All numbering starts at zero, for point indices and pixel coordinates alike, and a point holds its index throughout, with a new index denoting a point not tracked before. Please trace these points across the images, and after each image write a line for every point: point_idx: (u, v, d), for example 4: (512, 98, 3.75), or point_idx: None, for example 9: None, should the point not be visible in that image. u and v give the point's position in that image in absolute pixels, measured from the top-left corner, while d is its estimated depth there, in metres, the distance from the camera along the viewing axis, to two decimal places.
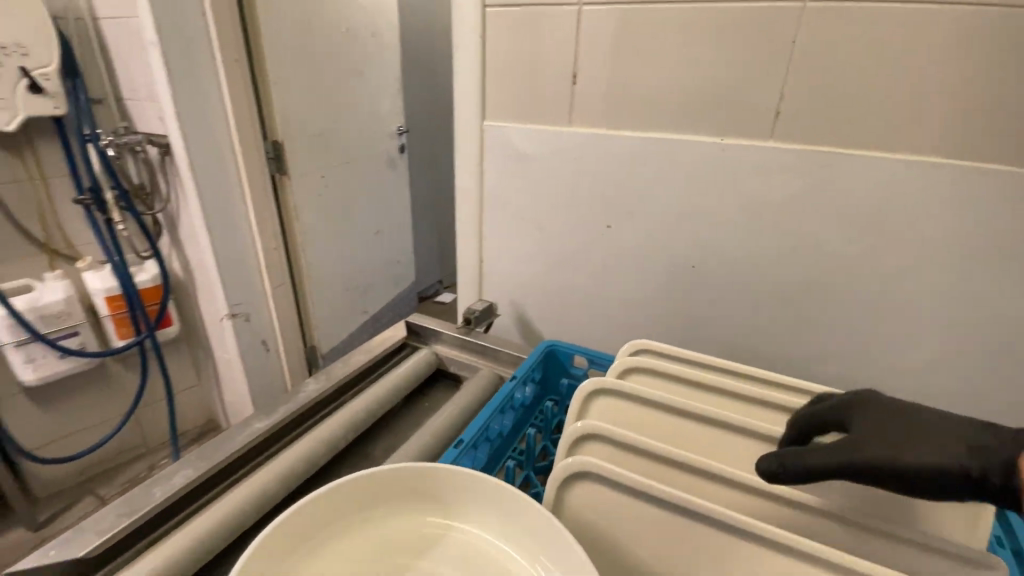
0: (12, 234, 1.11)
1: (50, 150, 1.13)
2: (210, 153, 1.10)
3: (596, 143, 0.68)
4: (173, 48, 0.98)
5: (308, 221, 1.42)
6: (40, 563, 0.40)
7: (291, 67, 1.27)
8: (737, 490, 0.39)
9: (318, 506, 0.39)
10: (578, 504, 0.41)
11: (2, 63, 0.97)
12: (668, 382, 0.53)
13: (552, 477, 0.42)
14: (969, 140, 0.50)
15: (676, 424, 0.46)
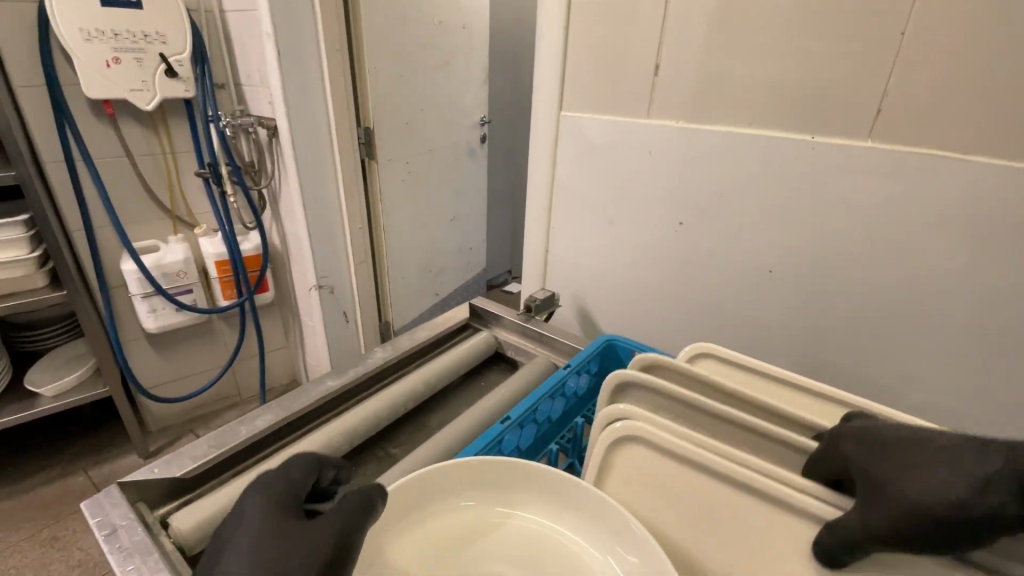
0: (145, 200, 1.28)
1: (180, 128, 1.29)
2: (309, 136, 1.20)
3: (675, 138, 0.66)
4: (284, 37, 1.08)
5: (390, 204, 1.50)
6: (148, 477, 0.47)
7: (386, 57, 1.35)
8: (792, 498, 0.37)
9: (399, 492, 0.40)
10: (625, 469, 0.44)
11: (146, 50, 1.13)
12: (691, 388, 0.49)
13: (597, 444, 0.44)
14: None
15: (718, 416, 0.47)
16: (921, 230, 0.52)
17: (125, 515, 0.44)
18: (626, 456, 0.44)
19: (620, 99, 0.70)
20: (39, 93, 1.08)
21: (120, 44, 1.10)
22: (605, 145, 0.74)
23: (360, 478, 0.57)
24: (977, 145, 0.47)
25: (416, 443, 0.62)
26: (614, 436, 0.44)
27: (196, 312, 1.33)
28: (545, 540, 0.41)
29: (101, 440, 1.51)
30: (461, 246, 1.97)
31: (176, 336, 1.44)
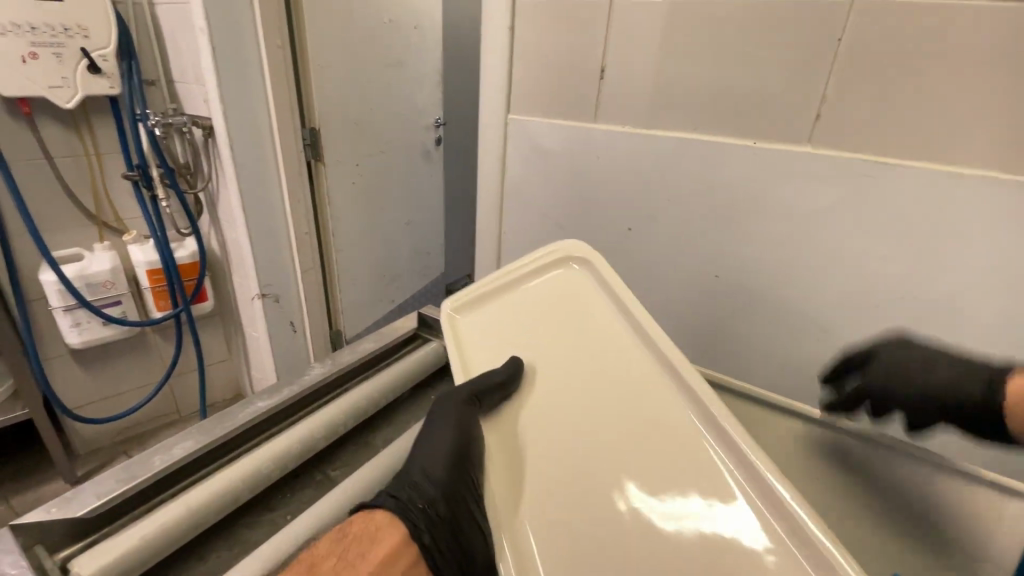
0: (67, 205, 1.18)
1: (106, 127, 1.19)
2: (251, 134, 1.14)
3: (621, 143, 0.66)
4: (221, 32, 1.02)
5: (340, 207, 1.44)
6: (43, 519, 0.42)
7: (332, 55, 1.29)
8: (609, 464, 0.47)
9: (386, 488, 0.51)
10: (486, 327, 0.61)
11: (65, 44, 1.04)
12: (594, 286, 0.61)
13: (478, 299, 0.63)
14: (1009, 150, 0.44)
15: (590, 317, 0.59)
16: (857, 233, 0.53)
17: (16, 563, 0.39)
18: (480, 322, 0.61)
19: (569, 101, 0.69)
20: None
21: (37, 38, 1.01)
22: (552, 149, 0.73)
23: (297, 505, 0.53)
24: (910, 149, 0.48)
25: (358, 462, 0.59)
26: (497, 301, 0.63)
27: (126, 325, 1.23)
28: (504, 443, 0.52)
29: (19, 468, 1.38)
30: (416, 250, 1.92)
31: (107, 351, 1.33)
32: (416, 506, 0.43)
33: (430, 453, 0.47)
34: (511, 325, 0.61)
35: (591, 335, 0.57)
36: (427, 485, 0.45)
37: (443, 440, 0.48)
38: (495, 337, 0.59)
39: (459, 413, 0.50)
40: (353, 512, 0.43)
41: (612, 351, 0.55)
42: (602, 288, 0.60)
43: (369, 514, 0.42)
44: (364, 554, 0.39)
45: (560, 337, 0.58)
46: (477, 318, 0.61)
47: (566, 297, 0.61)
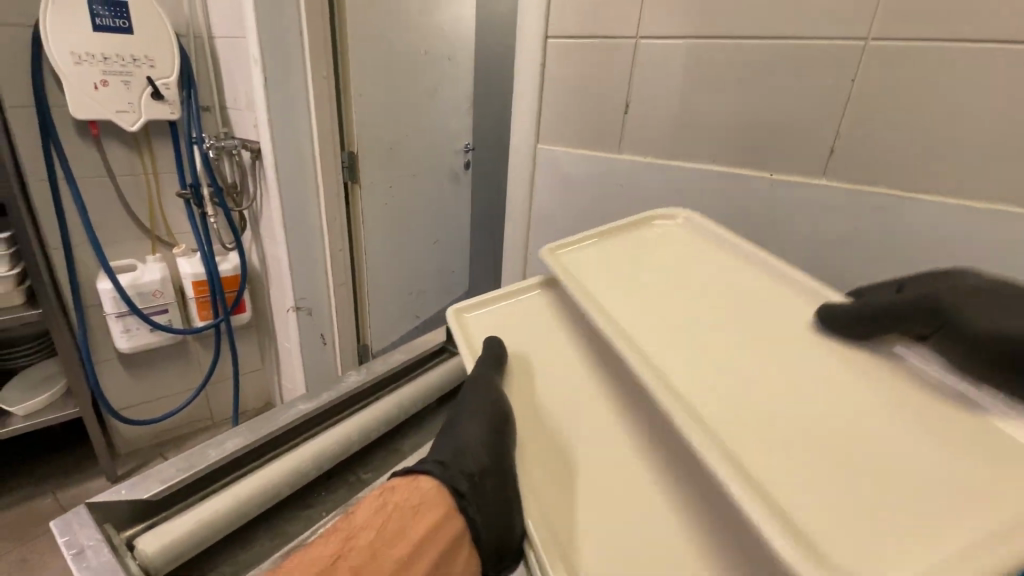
0: (126, 220, 1.28)
1: (163, 149, 1.29)
2: (296, 156, 1.24)
3: (644, 173, 0.70)
4: (273, 60, 1.13)
5: (372, 226, 1.51)
6: (113, 499, 0.47)
7: (371, 83, 1.38)
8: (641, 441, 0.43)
9: None
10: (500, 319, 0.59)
11: (134, 73, 1.15)
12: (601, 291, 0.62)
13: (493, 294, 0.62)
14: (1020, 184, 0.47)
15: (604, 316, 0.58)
16: (875, 259, 0.55)
17: (92, 536, 0.44)
18: (494, 316, 0.60)
19: (596, 130, 0.73)
20: (25, 114, 1.09)
21: (109, 67, 1.12)
22: (578, 176, 0.77)
23: (332, 502, 0.57)
24: (924, 182, 0.51)
25: (388, 467, 0.62)
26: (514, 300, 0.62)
27: (171, 332, 1.31)
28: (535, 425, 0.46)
29: (65, 466, 1.46)
30: (441, 268, 1.98)
31: (151, 356, 1.41)
32: (462, 470, 0.41)
33: (474, 418, 0.44)
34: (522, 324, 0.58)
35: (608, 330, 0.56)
36: (478, 450, 0.42)
37: (474, 410, 0.45)
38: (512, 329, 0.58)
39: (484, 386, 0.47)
40: (398, 475, 0.42)
41: None
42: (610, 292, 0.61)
43: (413, 480, 0.41)
44: (407, 527, 0.38)
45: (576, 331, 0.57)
46: (491, 316, 0.60)
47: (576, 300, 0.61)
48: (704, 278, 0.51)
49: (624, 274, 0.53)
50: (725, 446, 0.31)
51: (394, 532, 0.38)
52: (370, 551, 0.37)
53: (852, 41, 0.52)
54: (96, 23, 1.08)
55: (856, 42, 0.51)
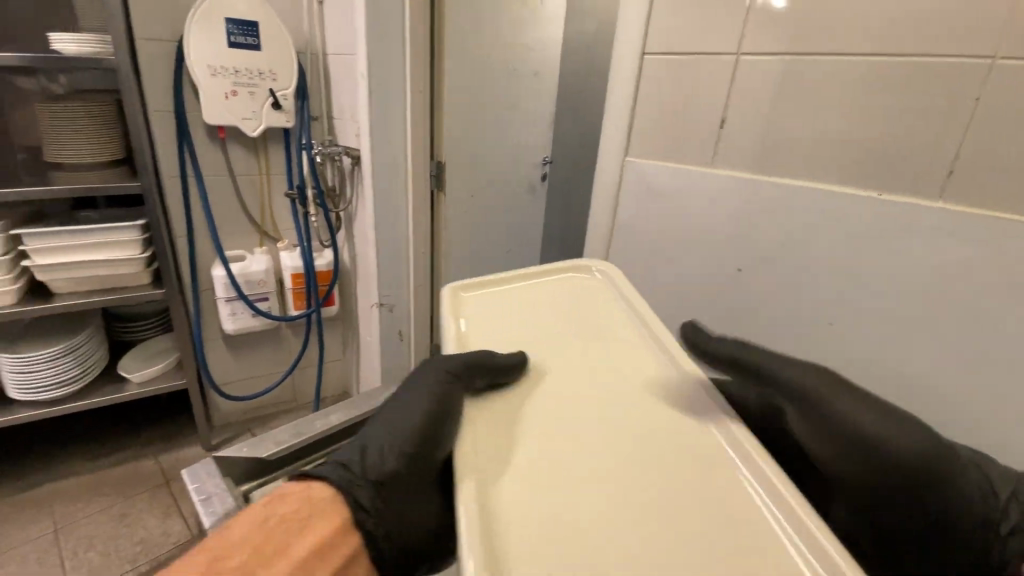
0: (240, 215, 1.43)
1: (276, 154, 1.43)
2: (390, 163, 1.35)
3: (740, 188, 0.68)
4: (376, 76, 1.24)
5: (452, 231, 1.60)
6: (238, 454, 0.53)
7: (462, 97, 1.46)
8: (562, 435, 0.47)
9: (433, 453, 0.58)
10: (481, 303, 0.69)
11: (259, 85, 1.29)
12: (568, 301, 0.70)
13: (481, 279, 0.72)
14: None
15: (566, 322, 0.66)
16: (996, 292, 0.50)
17: (216, 485, 0.50)
18: (474, 299, 0.70)
19: (690, 145, 0.73)
20: (166, 117, 1.26)
21: (239, 79, 1.27)
22: (666, 190, 0.78)
23: None
24: None
25: None
26: (496, 286, 0.72)
27: (270, 319, 1.44)
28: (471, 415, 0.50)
29: (170, 432, 1.64)
30: None
31: (250, 340, 1.56)
32: (364, 473, 0.48)
33: (406, 415, 0.52)
34: (495, 321, 0.65)
35: (572, 336, 0.63)
36: (387, 457, 0.49)
37: (415, 416, 0.51)
38: (487, 314, 0.67)
39: (441, 389, 0.52)
40: (291, 481, 0.47)
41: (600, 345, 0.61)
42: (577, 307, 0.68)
43: (306, 488, 0.46)
44: (299, 535, 0.42)
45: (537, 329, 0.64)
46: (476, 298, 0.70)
47: (547, 301, 0.70)
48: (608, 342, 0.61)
49: (543, 334, 0.63)
50: (485, 497, 0.40)
51: (284, 540, 0.42)
52: (256, 557, 0.41)
53: (979, 57, 0.48)
54: (230, 41, 1.23)
55: (982, 58, 0.48)
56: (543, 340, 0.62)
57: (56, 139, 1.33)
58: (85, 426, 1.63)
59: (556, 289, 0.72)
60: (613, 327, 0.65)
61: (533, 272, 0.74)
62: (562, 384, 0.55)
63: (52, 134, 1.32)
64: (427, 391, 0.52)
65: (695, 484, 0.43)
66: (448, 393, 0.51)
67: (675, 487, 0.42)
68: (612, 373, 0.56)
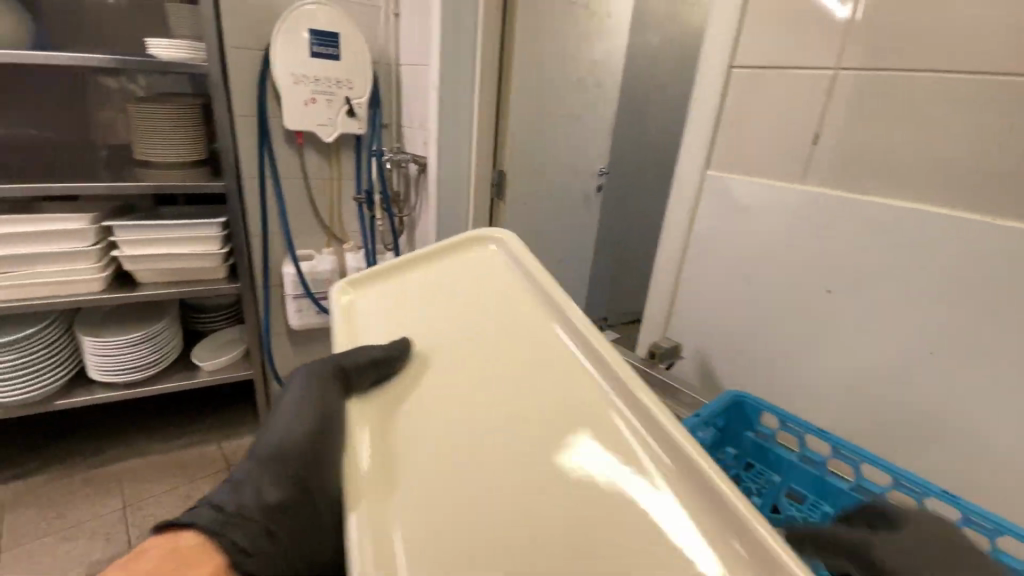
0: (310, 217, 1.50)
1: (348, 159, 1.49)
2: (455, 170, 1.41)
3: (830, 208, 0.64)
4: (447, 89, 1.30)
5: (509, 239, 1.61)
6: None
7: (527, 108, 1.48)
8: (478, 445, 0.45)
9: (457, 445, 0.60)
10: (374, 296, 0.71)
11: (337, 93, 1.35)
12: (460, 273, 0.69)
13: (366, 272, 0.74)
14: None
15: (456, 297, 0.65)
16: None
17: None
18: (365, 294, 0.72)
19: (774, 158, 0.70)
20: (248, 122, 1.33)
21: (318, 87, 1.33)
22: (746, 204, 0.74)
23: None
24: None
25: None
26: (384, 275, 0.74)
27: None
28: (383, 419, 0.50)
29: (232, 420, 1.72)
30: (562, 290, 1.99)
31: (312, 336, 1.62)
32: (257, 505, 0.42)
33: (294, 413, 0.49)
34: (386, 316, 0.66)
35: (466, 312, 0.62)
36: (271, 491, 0.43)
37: (300, 424, 0.47)
38: (381, 306, 0.69)
39: (323, 390, 0.50)
40: (153, 533, 0.38)
41: (496, 327, 0.58)
42: (473, 278, 0.68)
43: (175, 541, 0.37)
44: None
45: (425, 312, 0.65)
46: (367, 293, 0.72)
47: (433, 280, 0.70)
48: (515, 319, 0.59)
49: (443, 317, 0.63)
50: (372, 528, 0.38)
51: None
52: None
53: None
54: (312, 51, 1.30)
55: None
56: (443, 329, 0.61)
57: (148, 140, 1.43)
58: (158, 408, 1.74)
59: (450, 264, 0.71)
60: (519, 299, 0.62)
61: (426, 255, 0.74)
62: (436, 372, 0.55)
63: (134, 130, 1.43)
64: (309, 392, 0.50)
65: (603, 496, 0.39)
66: (330, 394, 0.50)
67: (573, 493, 0.39)
68: (515, 360, 0.54)
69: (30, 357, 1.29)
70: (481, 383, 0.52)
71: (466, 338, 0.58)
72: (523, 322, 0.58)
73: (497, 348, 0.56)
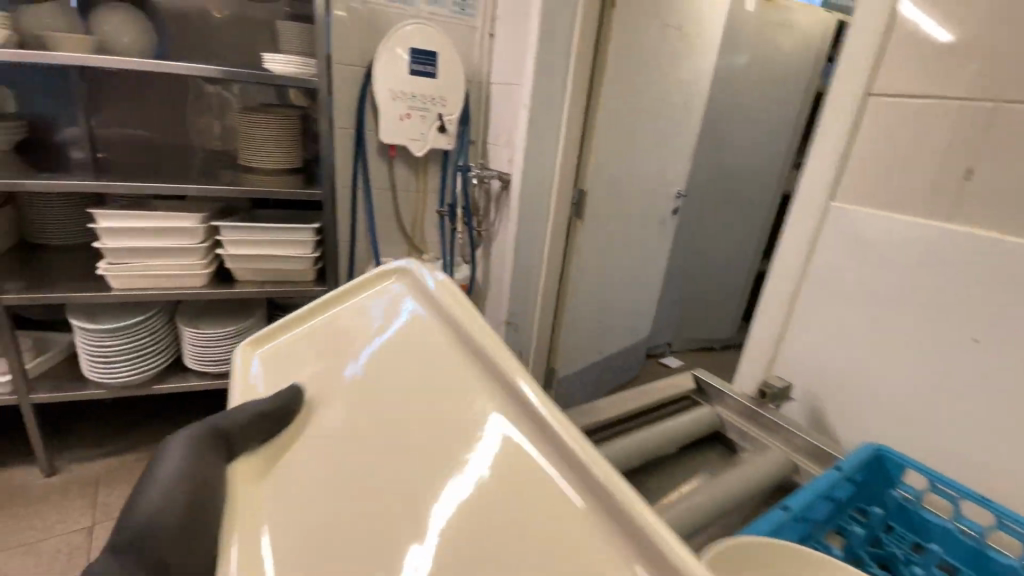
0: (394, 226, 1.55)
1: (433, 172, 1.53)
2: (539, 185, 1.42)
3: (989, 250, 0.58)
4: (537, 108, 1.31)
5: (584, 258, 1.60)
6: None
7: (613, 128, 1.48)
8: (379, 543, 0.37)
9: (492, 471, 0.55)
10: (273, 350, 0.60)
11: (431, 110, 1.40)
12: (372, 310, 0.60)
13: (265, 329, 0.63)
14: None
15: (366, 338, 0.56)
16: None
17: None
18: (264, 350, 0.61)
19: (915, 193, 0.64)
20: (346, 135, 1.40)
21: (413, 103, 1.38)
22: (874, 241, 0.68)
23: None
24: None
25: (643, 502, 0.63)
26: (286, 326, 0.63)
27: None
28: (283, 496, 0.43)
29: None
30: (631, 313, 1.94)
31: None
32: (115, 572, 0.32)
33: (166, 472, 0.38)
34: (301, 363, 0.57)
35: (380, 354, 0.53)
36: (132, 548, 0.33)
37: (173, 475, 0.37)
38: (282, 360, 0.58)
39: (203, 452, 0.41)
40: None
41: (409, 376, 0.49)
42: (387, 313, 0.58)
43: None
44: None
45: (331, 359, 0.56)
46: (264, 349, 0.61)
47: (341, 321, 0.61)
48: (430, 362, 0.49)
49: (358, 364, 0.53)
50: None
51: None
52: None
53: None
54: (411, 69, 1.35)
55: None
56: (354, 379, 0.52)
57: (251, 146, 1.53)
58: None
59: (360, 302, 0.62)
60: (432, 335, 0.52)
61: (331, 300, 0.63)
62: (335, 425, 0.48)
63: (239, 138, 1.56)
64: (182, 455, 0.40)
65: None
66: (212, 458, 0.42)
67: None
68: (423, 418, 0.45)
69: (134, 343, 1.39)
70: (402, 433, 0.44)
71: (377, 392, 0.49)
72: (438, 366, 0.48)
73: (410, 405, 0.46)
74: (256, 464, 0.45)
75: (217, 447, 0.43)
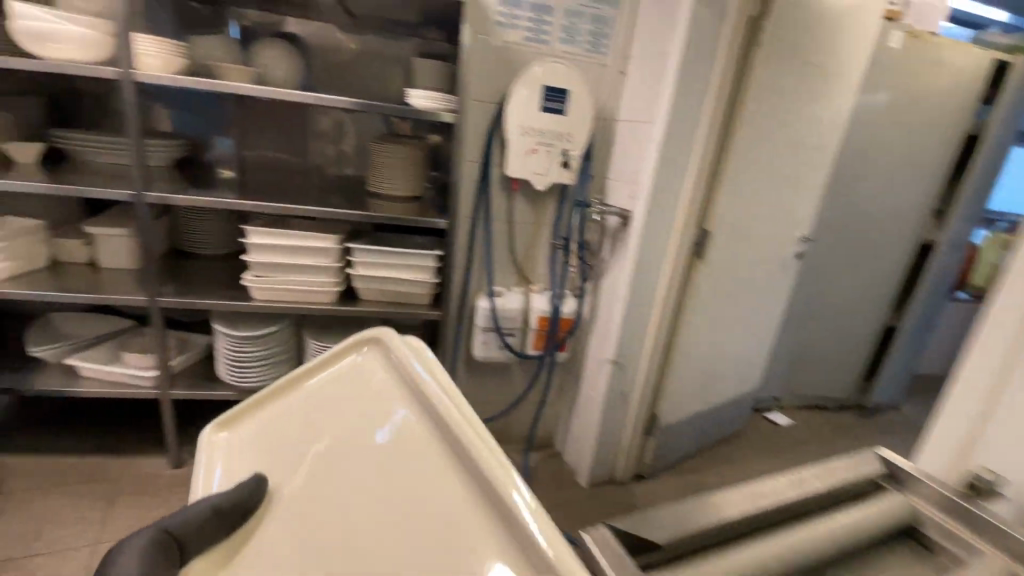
0: (507, 256, 1.56)
1: (550, 205, 1.53)
2: (665, 222, 1.37)
3: None
4: (668, 147, 1.28)
5: (701, 301, 1.51)
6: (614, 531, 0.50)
7: (745, 168, 1.41)
8: None
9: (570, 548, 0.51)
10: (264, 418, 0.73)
11: (557, 145, 1.41)
12: (354, 372, 0.71)
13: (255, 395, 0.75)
14: None
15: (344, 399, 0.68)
16: None
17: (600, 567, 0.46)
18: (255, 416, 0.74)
19: None
20: (473, 167, 1.45)
21: (540, 138, 1.39)
22: None
23: None
24: None
25: None
26: (277, 389, 0.75)
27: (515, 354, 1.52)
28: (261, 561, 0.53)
29: None
30: (742, 362, 1.81)
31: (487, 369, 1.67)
32: None
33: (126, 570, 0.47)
34: (296, 425, 0.69)
35: (356, 420, 0.64)
36: None
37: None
38: (277, 425, 0.70)
39: (165, 551, 0.50)
40: None
41: (376, 445, 0.60)
42: (365, 377, 0.70)
43: None
44: None
45: (316, 423, 0.67)
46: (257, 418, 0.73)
47: (324, 384, 0.72)
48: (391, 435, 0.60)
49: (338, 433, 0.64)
50: None
51: None
52: None
53: None
54: (543, 105, 1.37)
55: None
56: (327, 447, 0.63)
57: (379, 176, 1.62)
58: None
59: (342, 367, 0.73)
60: (392, 409, 0.63)
61: (310, 368, 0.75)
62: (313, 489, 0.59)
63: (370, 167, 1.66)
64: (147, 551, 0.49)
65: None
66: (169, 557, 0.50)
67: None
68: (378, 490, 0.55)
69: (266, 351, 1.51)
70: (372, 498, 0.55)
71: (347, 461, 0.60)
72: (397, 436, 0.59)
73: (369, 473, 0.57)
74: (214, 558, 0.54)
75: (172, 550, 0.51)
